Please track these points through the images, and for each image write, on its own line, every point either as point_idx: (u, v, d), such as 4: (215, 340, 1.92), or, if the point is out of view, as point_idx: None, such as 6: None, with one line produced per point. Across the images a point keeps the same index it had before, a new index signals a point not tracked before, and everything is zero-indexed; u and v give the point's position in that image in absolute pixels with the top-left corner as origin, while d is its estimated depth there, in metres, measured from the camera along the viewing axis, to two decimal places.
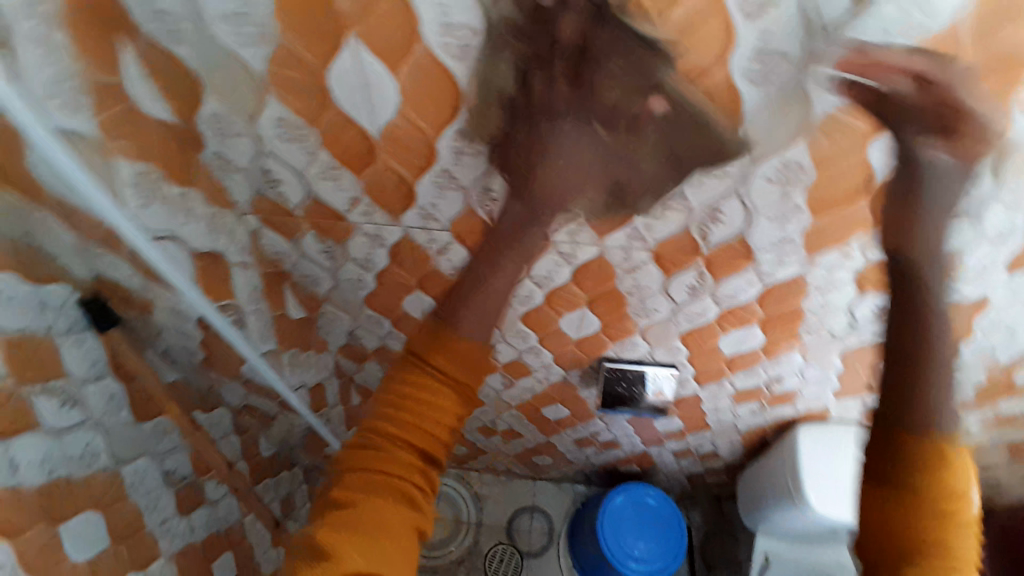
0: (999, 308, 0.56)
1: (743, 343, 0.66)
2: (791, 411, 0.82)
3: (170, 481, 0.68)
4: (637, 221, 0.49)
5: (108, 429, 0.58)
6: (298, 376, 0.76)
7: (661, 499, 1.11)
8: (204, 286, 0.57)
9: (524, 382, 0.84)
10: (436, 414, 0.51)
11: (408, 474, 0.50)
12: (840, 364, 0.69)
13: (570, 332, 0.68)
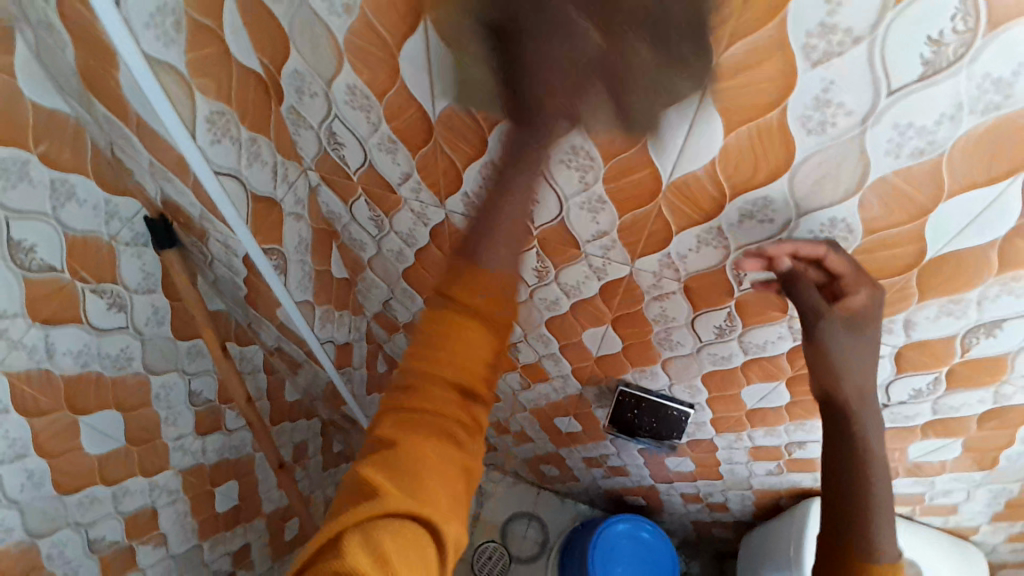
0: None
1: (766, 399, 0.64)
2: (809, 481, 0.78)
3: (193, 402, 0.75)
4: (671, 249, 0.49)
5: (146, 340, 0.65)
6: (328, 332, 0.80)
7: (659, 537, 1.08)
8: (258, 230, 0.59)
9: (541, 387, 0.84)
10: (458, 355, 0.45)
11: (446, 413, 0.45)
12: None
13: (591, 346, 0.68)
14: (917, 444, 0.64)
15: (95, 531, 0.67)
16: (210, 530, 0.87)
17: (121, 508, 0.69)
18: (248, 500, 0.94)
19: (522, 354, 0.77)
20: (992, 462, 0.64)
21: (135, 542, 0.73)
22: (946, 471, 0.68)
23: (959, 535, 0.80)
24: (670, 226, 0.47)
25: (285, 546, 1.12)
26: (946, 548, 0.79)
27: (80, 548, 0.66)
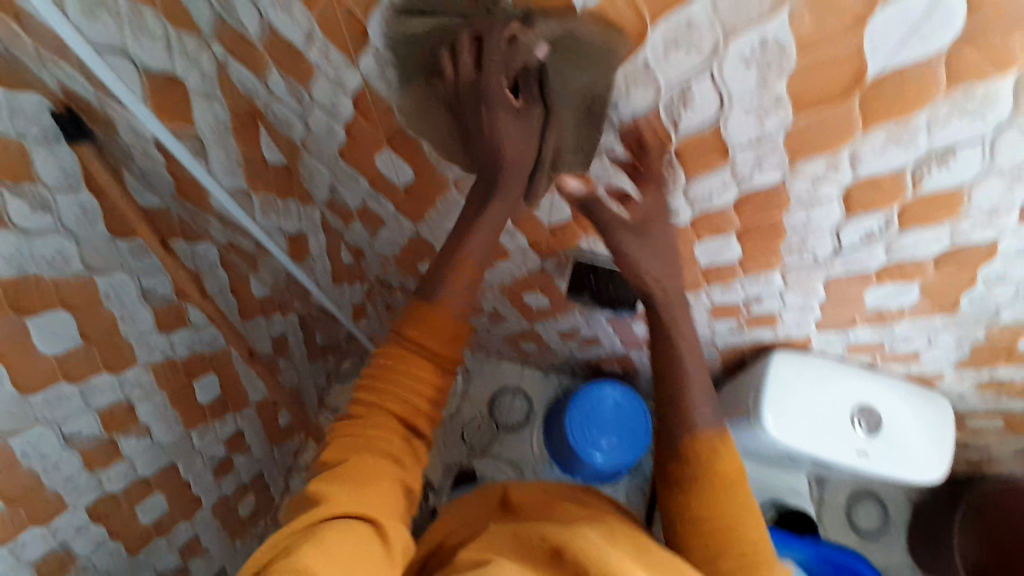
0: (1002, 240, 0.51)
1: (719, 256, 0.63)
2: (769, 336, 0.79)
3: (149, 300, 0.73)
4: (601, 94, 0.45)
5: (82, 240, 0.62)
6: (274, 222, 0.78)
7: (634, 400, 1.12)
8: (161, 111, 0.55)
9: (503, 265, 0.83)
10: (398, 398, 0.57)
11: (388, 434, 0.55)
12: (824, 292, 0.65)
13: (541, 217, 0.66)
14: (872, 292, 0.64)
15: (70, 427, 0.67)
16: (197, 420, 0.89)
17: (92, 404, 0.69)
18: (234, 392, 0.96)
19: None
20: (953, 304, 0.63)
21: (117, 437, 0.74)
22: (905, 316, 0.68)
23: (924, 382, 0.81)
24: (595, 64, 0.43)
25: (281, 433, 1.17)
26: (902, 393, 0.80)
27: (57, 445, 0.66)
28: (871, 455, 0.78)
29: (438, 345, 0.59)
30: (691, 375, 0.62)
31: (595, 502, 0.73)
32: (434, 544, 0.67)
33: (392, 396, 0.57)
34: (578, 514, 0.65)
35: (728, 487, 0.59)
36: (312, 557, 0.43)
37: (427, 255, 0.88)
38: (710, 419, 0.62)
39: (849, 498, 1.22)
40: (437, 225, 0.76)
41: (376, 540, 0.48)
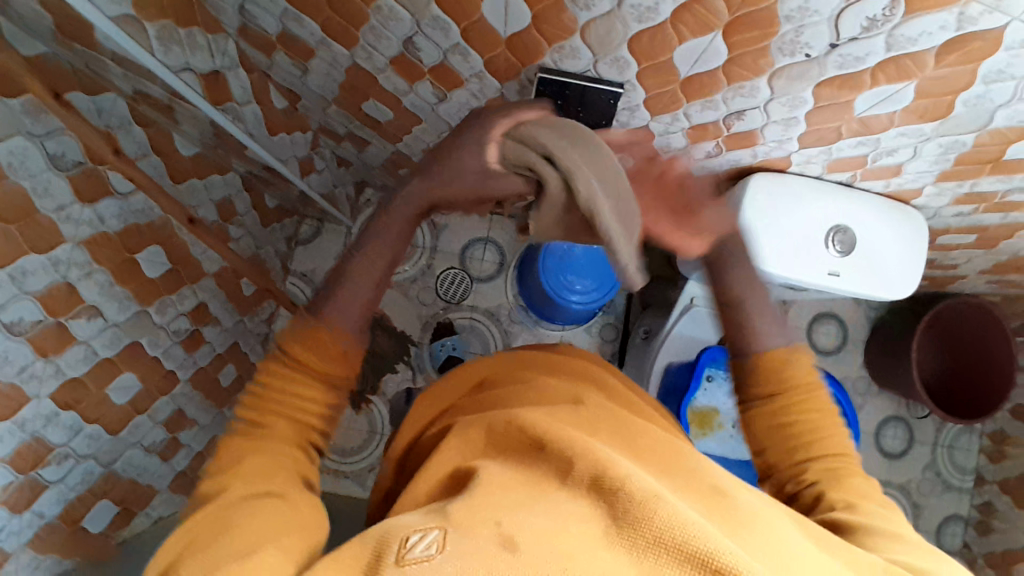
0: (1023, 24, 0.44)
1: (701, 62, 0.55)
2: (748, 158, 0.75)
3: (59, 165, 0.62)
4: None
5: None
6: (181, 57, 0.71)
7: None
8: None
9: (457, 98, 0.73)
10: (296, 395, 0.59)
11: (287, 439, 0.57)
12: (813, 100, 0.59)
13: (495, 26, 0.56)
14: (864, 97, 0.57)
15: (8, 314, 0.60)
16: (151, 296, 0.81)
17: (26, 288, 0.61)
18: (185, 262, 0.87)
19: (421, 55, 0.64)
20: (946, 110, 0.57)
21: (63, 319, 0.67)
22: (894, 126, 0.61)
23: (903, 202, 0.79)
24: None
25: (250, 301, 1.10)
26: (879, 211, 0.77)
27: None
28: (841, 276, 0.77)
29: (328, 362, 0.59)
30: (759, 328, 0.66)
31: (574, 365, 0.73)
32: (404, 450, 0.69)
33: (279, 403, 0.58)
34: (545, 388, 0.65)
35: (804, 394, 0.64)
36: (214, 552, 0.45)
37: (371, 92, 0.78)
38: (772, 331, 0.66)
39: (812, 321, 1.28)
40: (376, 49, 0.65)
41: (291, 511, 0.50)
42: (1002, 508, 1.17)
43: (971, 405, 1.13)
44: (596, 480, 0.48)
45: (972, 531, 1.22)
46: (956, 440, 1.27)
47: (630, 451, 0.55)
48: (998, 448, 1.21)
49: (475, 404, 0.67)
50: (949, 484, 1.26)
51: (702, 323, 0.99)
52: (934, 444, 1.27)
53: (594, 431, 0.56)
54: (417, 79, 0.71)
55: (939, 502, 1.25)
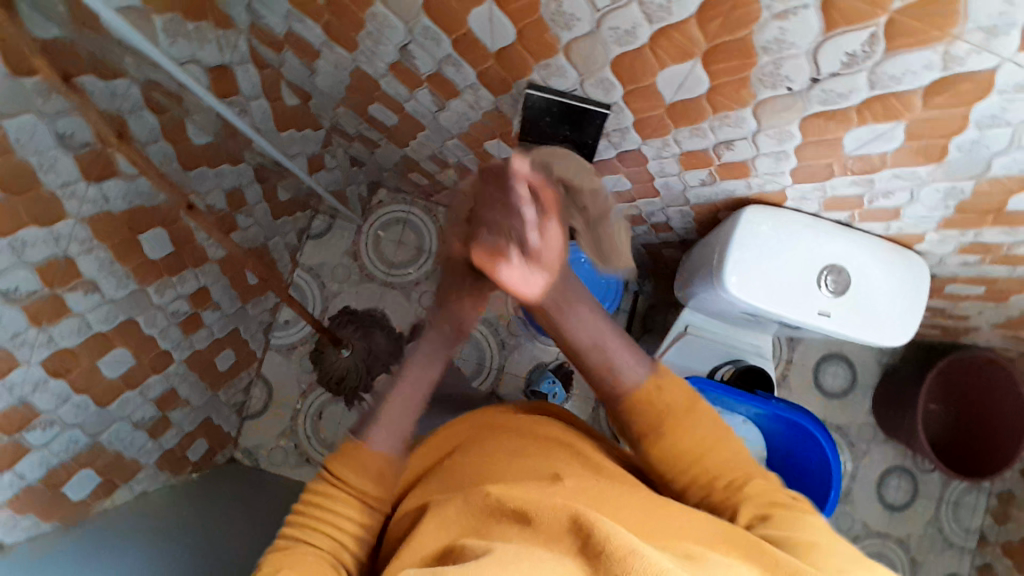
0: (1010, 68, 0.42)
1: (684, 88, 0.54)
2: (743, 189, 0.73)
3: (67, 145, 0.65)
4: None
5: None
6: (190, 49, 0.74)
7: None
8: None
9: (455, 107, 0.74)
10: None
11: None
12: (800, 134, 0.57)
13: (481, 38, 0.56)
14: (853, 134, 0.55)
15: (5, 281, 0.63)
16: (150, 275, 0.84)
17: (25, 259, 0.64)
18: (188, 247, 0.89)
19: (417, 62, 0.66)
20: (941, 153, 0.55)
21: (59, 291, 0.70)
22: (887, 166, 0.60)
23: (904, 245, 0.76)
24: None
25: (253, 290, 1.13)
26: (877, 250, 0.74)
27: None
28: (833, 316, 0.74)
29: None
30: (617, 366, 0.63)
31: (542, 427, 0.69)
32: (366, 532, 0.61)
33: None
34: (522, 456, 0.63)
35: (682, 418, 0.61)
36: None
37: (374, 96, 0.80)
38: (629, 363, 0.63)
39: (817, 360, 1.24)
40: (376, 54, 0.67)
41: None
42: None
43: (974, 461, 1.07)
44: (582, 543, 0.46)
45: None
46: (963, 501, 1.20)
47: (610, 515, 0.52)
48: (1006, 513, 1.15)
49: (448, 474, 0.64)
50: (952, 545, 1.19)
51: (693, 351, 0.97)
52: (940, 502, 1.20)
53: (576, 497, 0.54)
54: (415, 85, 0.72)
55: (939, 564, 1.19)
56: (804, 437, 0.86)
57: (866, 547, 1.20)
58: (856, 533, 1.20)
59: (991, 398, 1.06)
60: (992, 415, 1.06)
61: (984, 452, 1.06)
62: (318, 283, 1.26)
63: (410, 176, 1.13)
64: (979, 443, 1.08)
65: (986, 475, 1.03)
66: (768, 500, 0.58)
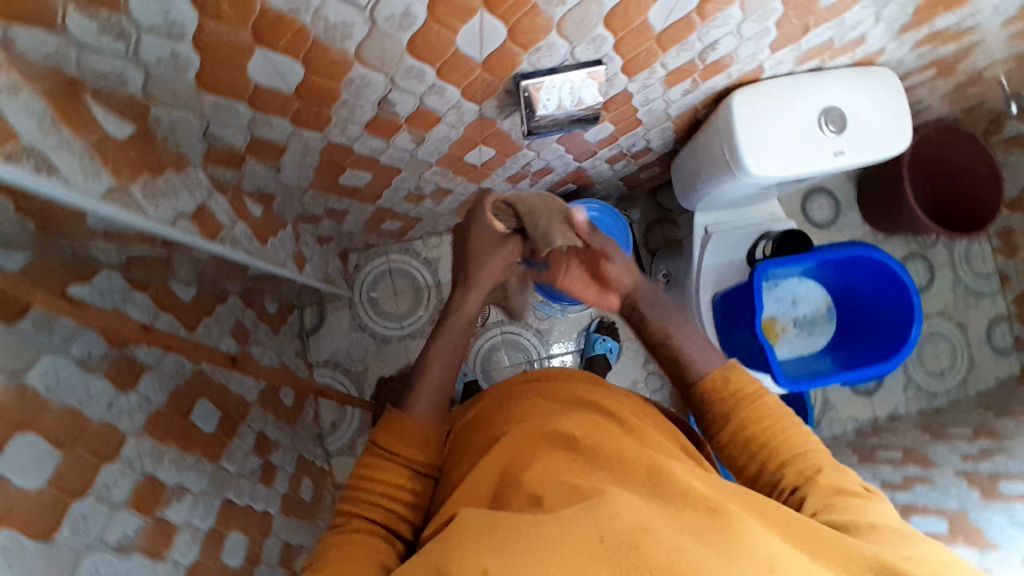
0: None
1: (676, 10, 0.55)
2: (724, 81, 0.76)
3: (90, 366, 0.57)
4: None
5: None
6: None
7: (607, 211, 1.13)
8: None
9: (437, 134, 0.72)
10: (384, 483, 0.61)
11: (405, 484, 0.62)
12: (781, 5, 0.59)
13: (471, 51, 0.54)
14: None
15: (113, 534, 0.56)
16: (217, 449, 0.77)
17: (117, 499, 0.57)
18: (231, 402, 0.83)
19: (398, 107, 0.63)
20: None
21: (158, 513, 0.62)
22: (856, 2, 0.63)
23: (869, 63, 0.81)
24: None
25: (294, 411, 1.06)
26: (858, 78, 0.78)
27: (112, 558, 0.55)
28: (846, 153, 0.78)
29: (412, 450, 0.63)
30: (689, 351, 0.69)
31: (571, 390, 0.65)
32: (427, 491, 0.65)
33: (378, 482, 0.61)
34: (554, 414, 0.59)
35: (752, 400, 0.63)
36: None
37: (347, 162, 0.76)
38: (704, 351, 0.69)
39: (802, 200, 1.33)
40: (350, 120, 0.64)
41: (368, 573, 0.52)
42: None
43: (973, 203, 1.19)
44: (583, 509, 0.43)
45: (1023, 334, 1.30)
46: (974, 255, 1.34)
47: (624, 482, 0.48)
48: (1010, 248, 1.30)
49: (474, 449, 0.60)
50: (982, 294, 1.34)
51: (723, 247, 1.00)
52: (955, 263, 1.34)
53: (587, 470, 0.50)
54: (393, 132, 0.69)
55: (982, 314, 1.33)
56: (889, 279, 0.88)
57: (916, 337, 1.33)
58: None
59: (946, 147, 1.19)
60: (957, 160, 1.19)
61: (976, 188, 1.18)
62: (343, 371, 1.21)
63: (382, 226, 1.09)
64: (965, 188, 1.19)
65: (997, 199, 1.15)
66: (837, 491, 0.53)
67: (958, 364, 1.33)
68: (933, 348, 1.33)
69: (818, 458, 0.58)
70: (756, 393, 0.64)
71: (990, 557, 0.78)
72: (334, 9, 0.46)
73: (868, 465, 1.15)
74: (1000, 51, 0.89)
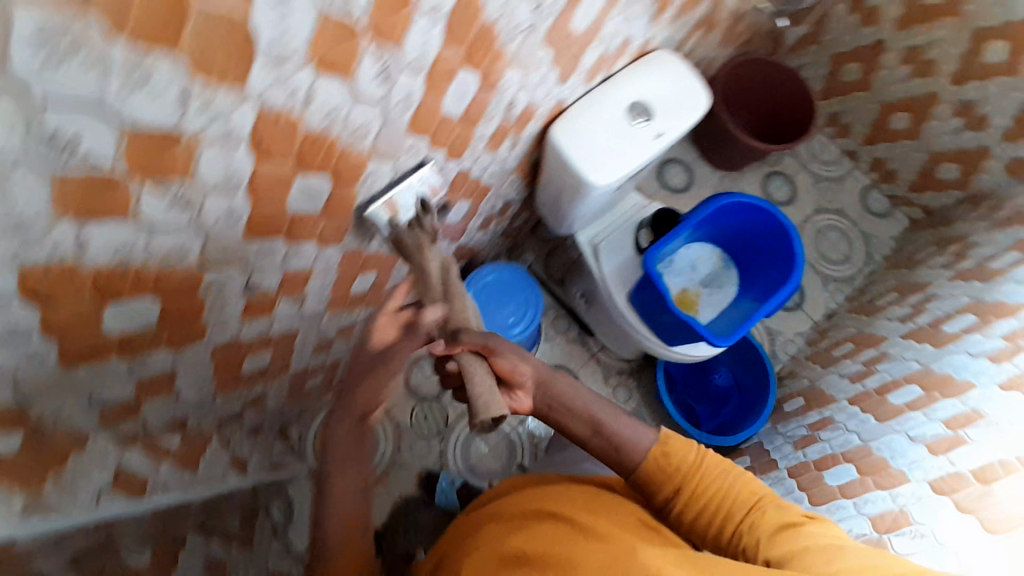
0: None
1: (462, 95, 0.59)
2: (537, 123, 0.82)
3: None
4: (262, 42, 0.36)
5: None
6: None
7: (501, 267, 1.19)
8: None
9: (314, 287, 0.72)
10: None
11: None
12: (548, 51, 0.65)
13: (307, 209, 0.56)
14: (577, 17, 0.62)
15: None
16: None
17: None
18: None
19: (265, 285, 0.63)
20: None
21: None
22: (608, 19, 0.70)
23: (646, 53, 0.90)
24: (235, 15, 0.33)
25: None
26: (643, 71, 0.87)
27: None
28: (665, 133, 0.85)
29: None
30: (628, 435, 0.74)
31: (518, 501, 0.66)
32: None
33: None
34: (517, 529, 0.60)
35: (700, 464, 0.72)
36: None
37: (243, 351, 0.75)
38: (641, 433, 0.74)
39: (658, 176, 1.44)
40: (226, 316, 0.64)
41: None
42: (888, 157, 1.44)
43: (791, 106, 1.35)
44: None
45: (892, 192, 1.49)
46: (819, 152, 1.53)
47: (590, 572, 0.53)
48: (844, 130, 1.49)
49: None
50: (841, 177, 1.52)
51: (613, 250, 1.06)
52: (806, 164, 1.53)
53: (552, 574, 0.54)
54: (270, 307, 0.69)
55: (850, 191, 1.51)
56: (752, 212, 0.98)
57: (812, 239, 1.48)
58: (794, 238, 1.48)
59: (740, 88, 1.37)
60: (755, 89, 1.36)
61: (784, 96, 1.35)
62: None
63: (307, 387, 1.06)
64: (777, 100, 1.36)
65: (805, 92, 1.31)
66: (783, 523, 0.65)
67: (855, 243, 1.48)
68: (829, 240, 1.48)
69: (765, 498, 0.68)
70: (698, 458, 0.72)
71: (970, 399, 0.84)
72: (163, 240, 0.46)
73: (832, 366, 1.24)
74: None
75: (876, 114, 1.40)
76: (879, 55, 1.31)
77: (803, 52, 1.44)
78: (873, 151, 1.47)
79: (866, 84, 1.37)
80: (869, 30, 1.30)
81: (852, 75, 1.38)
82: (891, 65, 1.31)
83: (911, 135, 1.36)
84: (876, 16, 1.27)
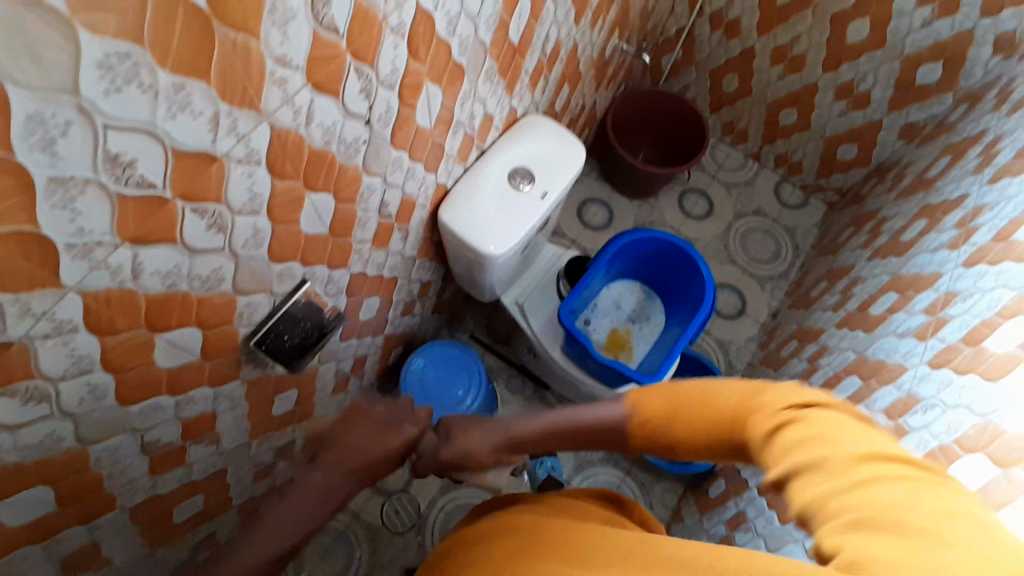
0: (433, 9, 0.56)
1: (321, 215, 0.60)
2: (424, 210, 0.84)
3: None
4: (61, 240, 0.37)
5: None
6: None
7: (431, 349, 1.16)
8: None
9: (225, 424, 0.71)
10: None
11: None
12: (402, 151, 0.67)
13: (183, 360, 0.56)
14: (418, 117, 0.65)
15: None
16: None
17: None
18: None
19: (164, 438, 0.62)
20: (460, 66, 0.67)
21: None
22: (458, 107, 0.73)
23: (514, 120, 0.93)
24: (23, 229, 0.34)
25: None
26: (515, 140, 0.90)
27: None
28: (550, 193, 0.88)
29: None
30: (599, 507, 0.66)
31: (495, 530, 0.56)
32: None
33: None
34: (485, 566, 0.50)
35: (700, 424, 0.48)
36: None
37: (167, 504, 0.73)
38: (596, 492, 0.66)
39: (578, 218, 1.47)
40: (132, 479, 0.62)
41: None
42: (788, 151, 1.51)
43: (680, 121, 1.42)
44: None
45: (802, 181, 1.54)
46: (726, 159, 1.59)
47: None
48: (741, 136, 1.56)
49: None
50: (751, 179, 1.57)
51: (538, 306, 1.07)
52: (714, 174, 1.57)
53: None
54: (181, 455, 0.67)
55: (764, 189, 1.56)
56: (647, 245, 1.02)
57: (739, 244, 1.51)
58: (722, 246, 1.51)
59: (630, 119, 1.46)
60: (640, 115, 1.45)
61: (669, 113, 1.42)
62: None
63: None
64: (666, 119, 1.43)
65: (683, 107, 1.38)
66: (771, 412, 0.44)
67: (781, 238, 1.52)
68: (756, 240, 1.52)
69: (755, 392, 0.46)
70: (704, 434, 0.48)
71: (904, 381, 0.83)
72: (26, 436, 0.46)
73: (783, 367, 1.24)
74: (598, 46, 1.08)
75: (767, 114, 1.46)
76: (751, 64, 1.39)
77: (685, 74, 1.51)
78: (774, 149, 1.53)
79: (746, 90, 1.45)
80: (736, 44, 1.38)
81: (732, 85, 1.46)
82: (765, 70, 1.38)
83: (802, 127, 1.44)
84: (739, 30, 1.35)
